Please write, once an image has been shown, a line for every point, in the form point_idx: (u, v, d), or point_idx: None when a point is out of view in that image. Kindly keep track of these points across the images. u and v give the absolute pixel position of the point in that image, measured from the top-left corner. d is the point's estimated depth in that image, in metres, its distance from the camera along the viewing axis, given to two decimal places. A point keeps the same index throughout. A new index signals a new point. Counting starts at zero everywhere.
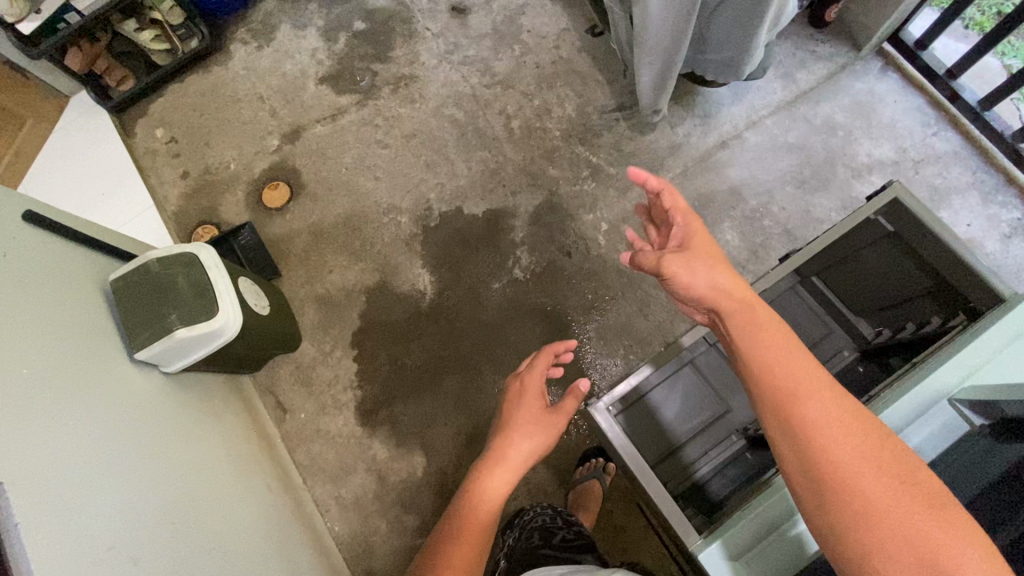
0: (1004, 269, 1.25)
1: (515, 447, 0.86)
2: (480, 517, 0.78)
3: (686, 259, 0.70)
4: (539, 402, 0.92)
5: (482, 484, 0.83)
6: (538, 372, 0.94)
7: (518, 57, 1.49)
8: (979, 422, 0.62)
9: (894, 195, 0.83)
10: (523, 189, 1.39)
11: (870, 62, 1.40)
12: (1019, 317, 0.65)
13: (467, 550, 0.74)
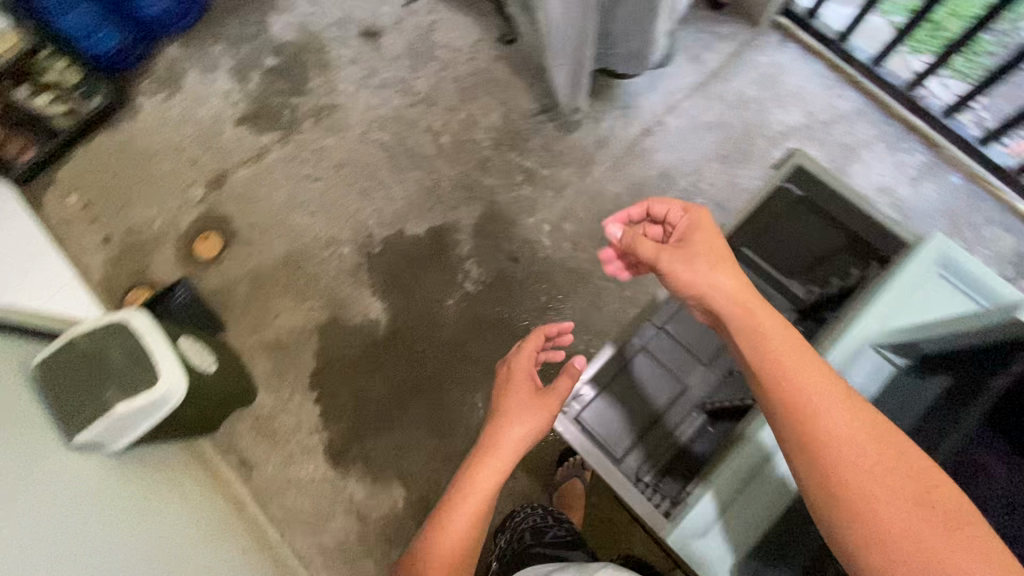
0: (917, 211, 1.34)
1: (509, 432, 0.83)
2: (474, 505, 0.77)
3: (685, 259, 0.73)
4: (531, 384, 0.90)
5: (472, 473, 0.80)
6: (528, 355, 0.92)
7: (437, 73, 1.49)
8: (898, 361, 0.70)
9: (797, 161, 0.93)
10: (461, 202, 1.39)
11: (769, 35, 1.48)
12: (922, 258, 0.71)
13: (460, 536, 0.74)
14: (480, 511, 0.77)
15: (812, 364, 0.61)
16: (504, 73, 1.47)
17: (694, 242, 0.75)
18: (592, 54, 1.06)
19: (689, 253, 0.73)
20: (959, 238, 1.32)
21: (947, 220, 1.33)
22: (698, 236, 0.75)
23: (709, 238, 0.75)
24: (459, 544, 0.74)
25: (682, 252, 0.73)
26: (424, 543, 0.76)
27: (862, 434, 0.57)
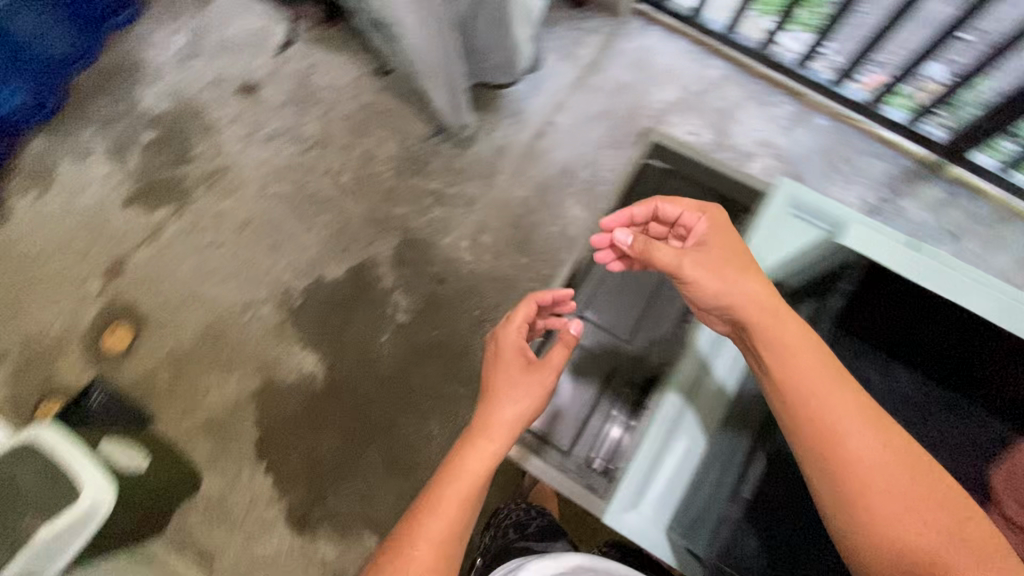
0: (796, 156, 1.46)
1: (501, 412, 0.77)
2: (460, 492, 0.69)
3: (703, 265, 0.70)
4: (523, 360, 0.82)
5: (462, 455, 0.73)
6: (517, 326, 0.84)
7: (324, 115, 1.48)
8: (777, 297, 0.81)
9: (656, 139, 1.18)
10: (375, 236, 1.38)
11: (632, 22, 1.57)
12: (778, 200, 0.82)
13: (442, 527, 0.67)
14: (467, 499, 0.69)
15: (837, 379, 0.58)
16: (390, 102, 1.47)
17: (715, 248, 0.72)
18: (463, 70, 1.09)
19: (711, 258, 0.71)
20: (837, 172, 1.45)
21: (823, 159, 1.46)
22: (716, 242, 0.73)
23: (733, 247, 0.72)
24: (441, 537, 0.66)
25: (706, 257, 0.71)
26: (402, 537, 0.67)
27: (887, 451, 0.55)
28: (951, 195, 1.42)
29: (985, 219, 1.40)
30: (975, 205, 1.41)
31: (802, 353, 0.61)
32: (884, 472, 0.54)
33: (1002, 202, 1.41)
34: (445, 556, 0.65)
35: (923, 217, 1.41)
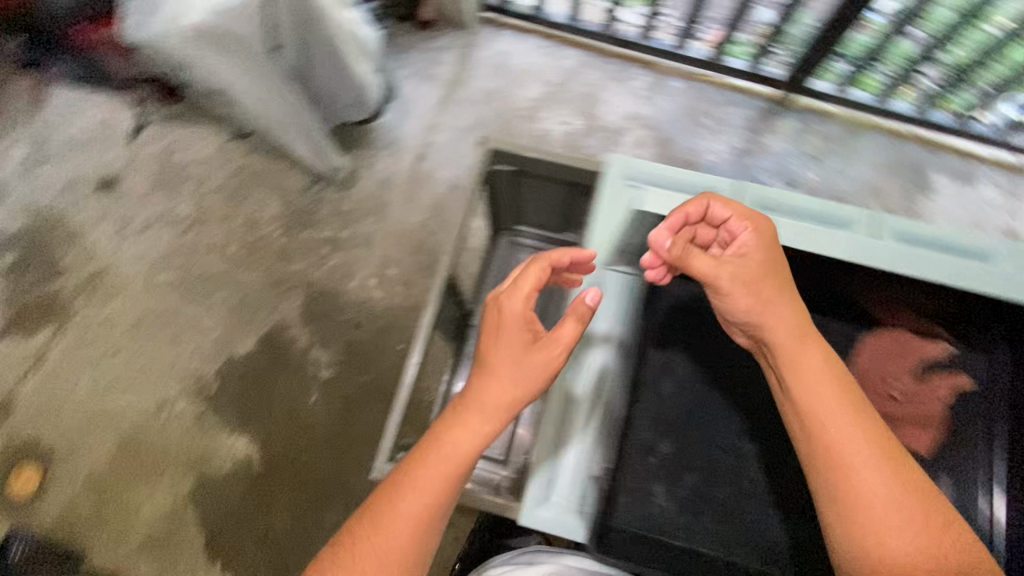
0: (662, 120, 1.55)
1: (492, 400, 0.57)
2: (425, 495, 0.54)
3: (732, 274, 0.57)
4: (526, 325, 0.60)
5: (435, 451, 0.56)
6: (528, 282, 0.60)
7: (195, 191, 1.42)
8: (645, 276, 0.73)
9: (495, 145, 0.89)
10: (279, 299, 1.34)
11: (482, 31, 1.62)
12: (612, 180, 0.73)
13: (397, 538, 0.53)
14: (434, 505, 0.54)
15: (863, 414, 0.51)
16: (262, 162, 1.44)
17: (757, 256, 0.57)
18: (314, 117, 1.09)
19: (750, 273, 0.57)
20: (702, 126, 1.54)
21: (687, 117, 1.55)
22: (754, 244, 0.58)
23: (778, 261, 0.58)
24: (396, 553, 0.53)
25: (747, 270, 0.57)
26: (350, 544, 0.54)
27: (906, 488, 0.49)
28: (804, 122, 1.54)
29: (839, 136, 1.52)
30: (826, 126, 1.54)
31: (823, 382, 0.52)
32: (901, 517, 0.48)
33: (849, 117, 1.54)
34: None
35: (785, 148, 1.52)
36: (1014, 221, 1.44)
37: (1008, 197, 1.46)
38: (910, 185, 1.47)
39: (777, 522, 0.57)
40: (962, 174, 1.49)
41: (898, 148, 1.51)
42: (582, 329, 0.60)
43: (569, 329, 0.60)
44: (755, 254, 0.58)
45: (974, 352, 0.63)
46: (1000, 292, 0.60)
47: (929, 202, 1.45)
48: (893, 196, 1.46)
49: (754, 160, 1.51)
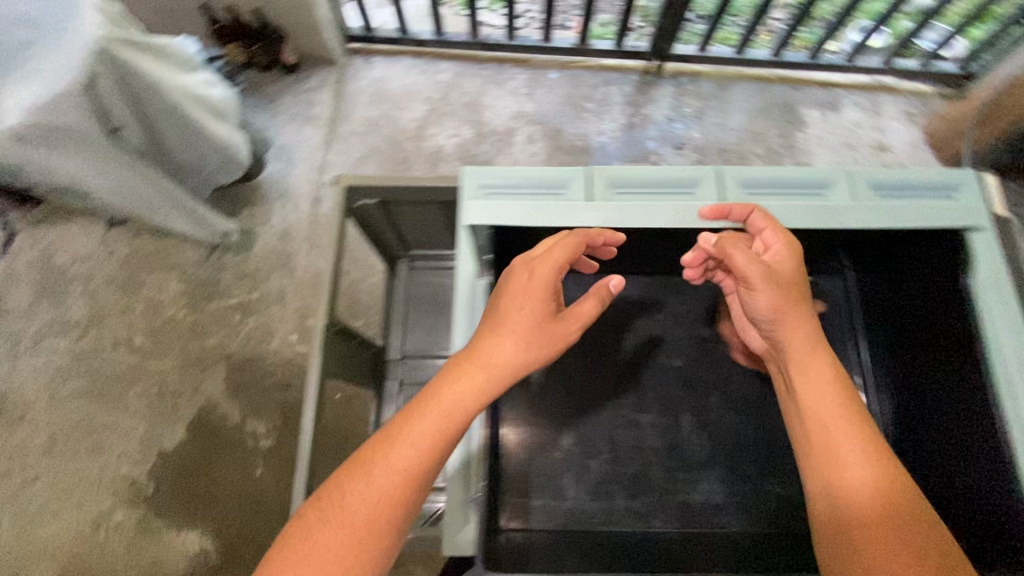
0: (546, 112, 1.58)
1: (504, 358, 0.54)
2: (397, 462, 0.49)
3: (753, 266, 0.57)
4: (541, 295, 0.56)
5: (442, 399, 0.52)
6: (554, 259, 0.58)
7: (85, 290, 1.34)
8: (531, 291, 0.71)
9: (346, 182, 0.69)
10: (200, 378, 1.28)
11: (352, 62, 1.61)
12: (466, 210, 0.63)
13: (374, 502, 0.48)
14: (405, 473, 0.49)
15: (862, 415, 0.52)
16: (151, 243, 1.37)
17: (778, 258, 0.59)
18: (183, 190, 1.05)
19: (780, 275, 0.57)
20: (585, 110, 1.59)
21: (568, 105, 1.59)
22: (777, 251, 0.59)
23: (804, 278, 0.59)
24: (356, 524, 0.48)
25: (776, 270, 0.58)
26: (308, 513, 0.49)
27: (891, 486, 0.48)
28: (678, 86, 1.61)
29: (713, 93, 1.60)
30: (700, 86, 1.61)
31: (820, 388, 0.53)
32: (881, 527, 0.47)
33: (716, 73, 1.62)
34: (358, 560, 0.47)
35: (667, 114, 1.58)
36: (882, 135, 1.54)
37: (871, 114, 1.57)
38: (784, 123, 1.56)
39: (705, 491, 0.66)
40: (827, 102, 1.59)
41: (766, 92, 1.60)
42: (598, 310, 0.59)
43: (587, 307, 0.58)
44: (787, 261, 0.58)
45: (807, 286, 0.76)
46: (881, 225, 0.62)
47: (804, 134, 1.54)
48: (773, 136, 1.54)
49: (641, 131, 1.56)
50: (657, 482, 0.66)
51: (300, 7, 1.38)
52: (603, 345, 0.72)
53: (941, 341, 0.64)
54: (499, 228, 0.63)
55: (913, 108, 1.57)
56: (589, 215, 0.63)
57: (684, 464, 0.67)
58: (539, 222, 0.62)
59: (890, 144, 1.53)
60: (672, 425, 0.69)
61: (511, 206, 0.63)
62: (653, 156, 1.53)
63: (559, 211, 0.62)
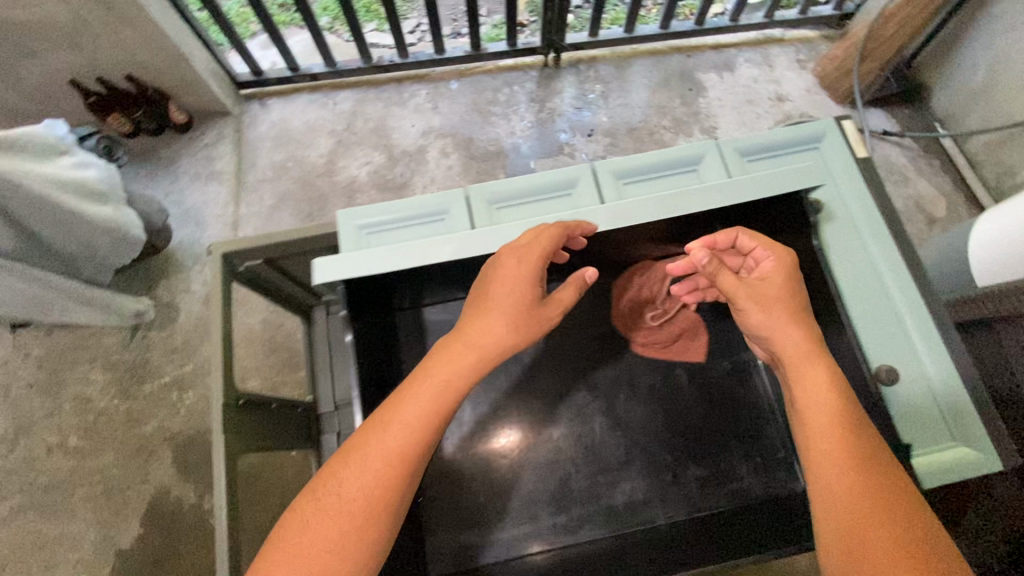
0: (456, 123, 1.56)
1: (488, 334, 0.55)
2: (385, 446, 0.51)
3: (740, 282, 0.59)
4: (523, 284, 0.57)
5: (432, 376, 0.54)
6: (541, 246, 0.58)
7: (5, 399, 1.26)
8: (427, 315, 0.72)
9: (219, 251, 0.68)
10: (148, 464, 1.22)
11: (248, 108, 1.55)
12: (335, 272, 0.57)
13: (365, 485, 0.50)
14: (394, 455, 0.51)
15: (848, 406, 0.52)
16: (68, 336, 1.30)
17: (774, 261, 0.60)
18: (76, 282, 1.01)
19: (768, 289, 0.59)
20: (493, 114, 1.57)
21: (476, 112, 1.57)
22: (771, 262, 0.60)
23: (794, 288, 0.59)
24: (349, 507, 0.50)
25: (766, 287, 0.59)
26: (303, 502, 0.51)
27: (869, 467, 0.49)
28: (579, 74, 1.62)
29: (613, 75, 1.62)
30: (600, 70, 1.62)
31: (815, 381, 0.53)
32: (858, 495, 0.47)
33: (612, 55, 1.64)
34: (355, 545, 0.49)
35: (573, 103, 1.58)
36: (779, 86, 1.58)
37: (765, 68, 1.61)
38: (685, 91, 1.59)
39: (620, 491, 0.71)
40: (722, 64, 1.62)
41: (663, 64, 1.63)
42: (576, 296, 0.61)
43: (563, 293, 0.61)
44: (777, 276, 0.59)
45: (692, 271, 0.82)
46: (766, 191, 0.61)
47: (705, 99, 1.58)
48: (677, 106, 1.57)
49: (550, 125, 1.56)
50: (578, 490, 0.72)
51: (177, 63, 1.32)
52: (513, 371, 0.77)
53: None
54: (357, 278, 0.58)
55: (803, 55, 1.62)
56: (446, 247, 0.59)
57: (602, 468, 0.73)
58: (399, 263, 0.58)
59: (787, 93, 1.57)
60: (585, 432, 0.74)
61: (367, 253, 0.58)
62: (566, 148, 1.53)
63: (412, 250, 0.59)
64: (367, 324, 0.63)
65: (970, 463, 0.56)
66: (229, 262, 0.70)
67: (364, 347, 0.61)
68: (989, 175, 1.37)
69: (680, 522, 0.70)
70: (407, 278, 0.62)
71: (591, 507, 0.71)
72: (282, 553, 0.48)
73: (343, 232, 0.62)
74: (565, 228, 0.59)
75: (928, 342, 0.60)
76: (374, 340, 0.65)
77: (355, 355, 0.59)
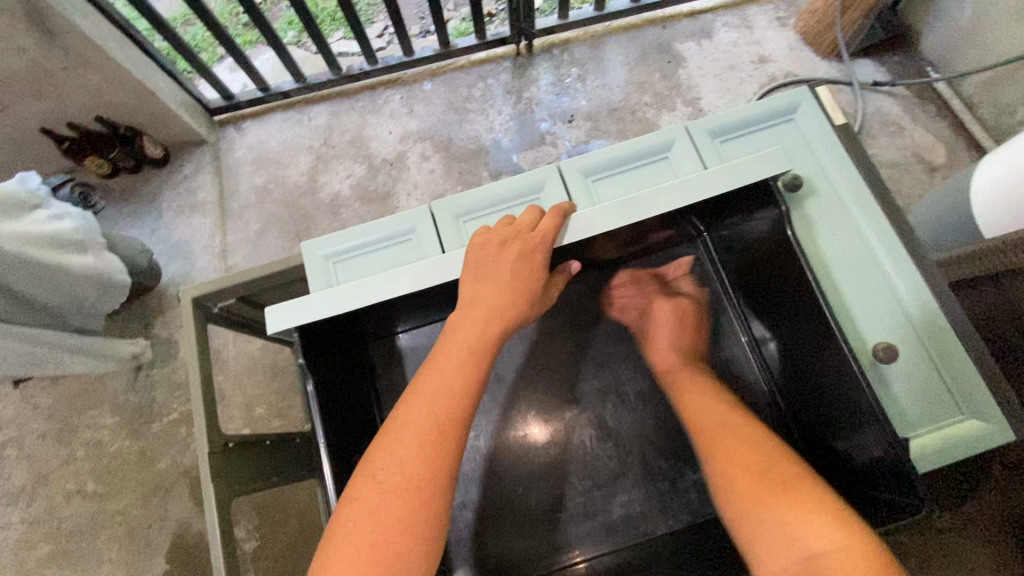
0: (435, 124, 1.50)
1: (500, 297, 0.57)
2: (434, 420, 0.52)
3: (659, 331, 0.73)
4: (538, 256, 0.59)
5: (449, 354, 0.56)
6: (529, 230, 0.59)
7: (19, 453, 1.26)
8: (402, 337, 0.75)
9: (192, 295, 0.73)
10: (165, 502, 1.22)
11: (224, 134, 1.53)
12: (289, 314, 0.56)
13: (415, 449, 0.51)
14: (445, 427, 0.52)
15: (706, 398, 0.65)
16: (73, 384, 1.29)
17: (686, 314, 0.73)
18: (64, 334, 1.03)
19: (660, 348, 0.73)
20: (470, 111, 1.51)
21: (452, 111, 1.51)
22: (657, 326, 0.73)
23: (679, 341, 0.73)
24: (411, 481, 0.49)
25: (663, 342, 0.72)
26: (365, 489, 0.50)
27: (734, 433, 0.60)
28: (553, 60, 1.55)
29: (588, 56, 1.54)
30: (574, 53, 1.55)
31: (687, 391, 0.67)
32: (735, 454, 0.58)
33: (585, 36, 1.57)
34: (419, 511, 0.49)
35: (550, 90, 1.51)
36: (761, 47, 1.50)
37: (744, 31, 1.52)
38: (664, 64, 1.51)
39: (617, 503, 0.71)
40: (700, 31, 1.54)
41: (638, 40, 1.55)
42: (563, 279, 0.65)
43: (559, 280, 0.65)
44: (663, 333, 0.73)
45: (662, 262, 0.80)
46: (734, 181, 0.58)
47: (685, 71, 1.50)
48: (656, 80, 1.50)
49: (529, 115, 1.49)
50: (574, 507, 0.72)
51: (144, 99, 1.30)
52: (497, 392, 0.76)
53: (778, 293, 0.66)
54: (310, 322, 0.57)
55: (783, 11, 1.53)
56: (398, 282, 0.57)
57: (597, 482, 0.72)
58: (353, 303, 0.57)
59: (770, 54, 1.50)
60: (581, 448, 0.74)
61: (314, 296, 0.57)
62: (548, 137, 1.46)
63: (364, 287, 0.57)
64: (333, 362, 0.64)
65: (983, 434, 0.60)
66: (202, 307, 0.74)
67: (329, 390, 0.62)
68: (988, 116, 1.31)
69: (680, 529, 0.70)
70: (366, 312, 0.61)
71: (589, 522, 0.71)
72: (352, 540, 0.47)
73: (310, 267, 0.67)
74: (560, 209, 0.59)
75: (928, 315, 0.63)
76: (343, 377, 0.66)
77: (318, 401, 0.59)
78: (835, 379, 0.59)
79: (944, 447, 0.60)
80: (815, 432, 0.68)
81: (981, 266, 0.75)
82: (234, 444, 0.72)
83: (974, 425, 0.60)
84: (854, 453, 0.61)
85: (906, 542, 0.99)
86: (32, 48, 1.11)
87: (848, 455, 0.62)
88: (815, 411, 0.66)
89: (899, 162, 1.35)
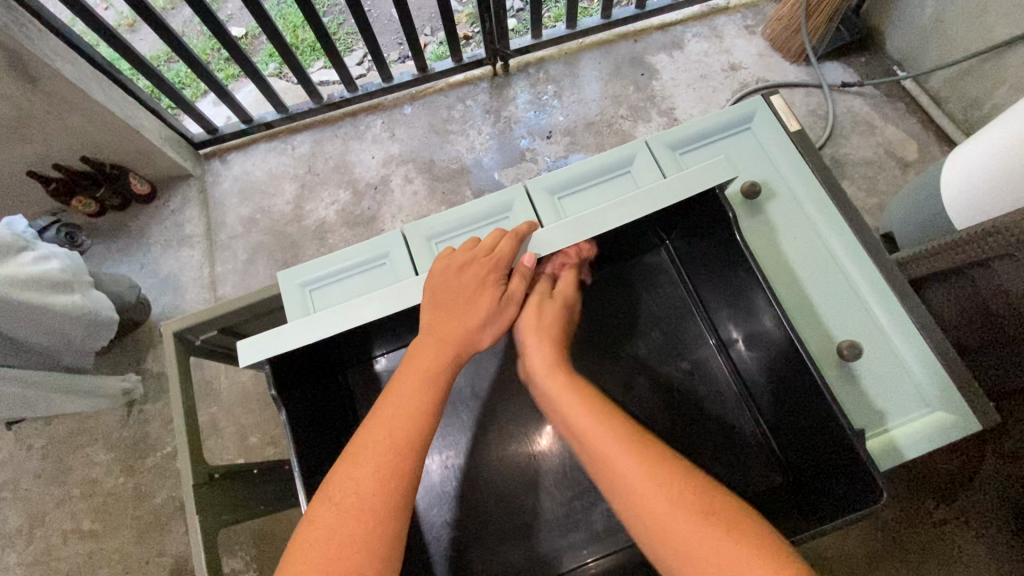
0: (416, 147, 1.52)
1: (454, 323, 0.60)
2: (393, 440, 0.53)
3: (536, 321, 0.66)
4: (494, 278, 0.63)
5: (408, 380, 0.57)
6: (490, 246, 0.64)
7: (15, 495, 1.25)
8: (378, 361, 0.76)
9: (173, 328, 0.74)
10: (163, 536, 1.21)
11: (209, 167, 1.55)
12: (263, 344, 0.57)
13: (371, 469, 0.51)
14: (403, 446, 0.53)
15: (591, 414, 0.58)
16: (67, 423, 1.30)
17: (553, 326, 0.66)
18: (56, 373, 1.03)
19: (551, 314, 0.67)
20: (451, 133, 1.53)
21: (434, 132, 1.54)
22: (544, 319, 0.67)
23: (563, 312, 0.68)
24: (368, 499, 0.50)
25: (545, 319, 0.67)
26: (324, 510, 0.50)
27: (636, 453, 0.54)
28: (529, 78, 1.58)
29: (563, 72, 1.58)
30: (549, 70, 1.58)
31: (569, 397, 0.60)
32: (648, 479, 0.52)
33: (559, 53, 1.60)
34: (376, 530, 0.49)
35: (527, 107, 1.54)
36: (731, 55, 1.54)
37: (714, 40, 1.56)
38: (637, 77, 1.54)
39: (597, 512, 0.72)
40: (671, 43, 1.57)
41: (611, 54, 1.58)
42: (523, 282, 0.63)
43: (513, 285, 0.63)
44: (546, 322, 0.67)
45: (625, 266, 0.80)
46: (686, 190, 0.60)
47: (659, 82, 1.53)
48: (631, 93, 1.53)
49: (509, 133, 1.52)
50: (557, 517, 0.72)
51: (129, 137, 1.33)
52: (475, 409, 0.77)
53: (737, 294, 0.67)
54: (281, 353, 0.58)
55: (750, 20, 1.57)
56: (366, 308, 0.59)
57: (577, 492, 0.73)
58: (323, 330, 0.58)
59: (740, 62, 1.53)
60: (559, 458, 0.74)
61: (288, 326, 0.58)
62: (528, 154, 1.49)
63: (336, 313, 0.59)
64: (306, 391, 0.65)
65: (951, 424, 0.61)
66: (184, 340, 0.75)
67: (302, 419, 0.62)
68: (956, 110, 1.34)
69: None
70: (339, 338, 0.62)
71: (571, 533, 0.71)
72: (306, 563, 0.47)
73: (284, 296, 0.69)
74: (519, 233, 0.64)
75: (889, 311, 0.66)
76: (318, 405, 0.67)
77: (291, 427, 0.59)
78: (798, 379, 0.60)
79: (914, 439, 0.61)
80: (787, 432, 0.67)
81: (963, 259, 0.74)
82: (220, 475, 0.73)
83: (941, 417, 0.61)
84: (822, 448, 0.61)
85: (901, 534, 0.99)
86: (16, 94, 1.13)
87: (818, 453, 0.62)
88: (786, 409, 0.66)
89: (872, 160, 1.38)
